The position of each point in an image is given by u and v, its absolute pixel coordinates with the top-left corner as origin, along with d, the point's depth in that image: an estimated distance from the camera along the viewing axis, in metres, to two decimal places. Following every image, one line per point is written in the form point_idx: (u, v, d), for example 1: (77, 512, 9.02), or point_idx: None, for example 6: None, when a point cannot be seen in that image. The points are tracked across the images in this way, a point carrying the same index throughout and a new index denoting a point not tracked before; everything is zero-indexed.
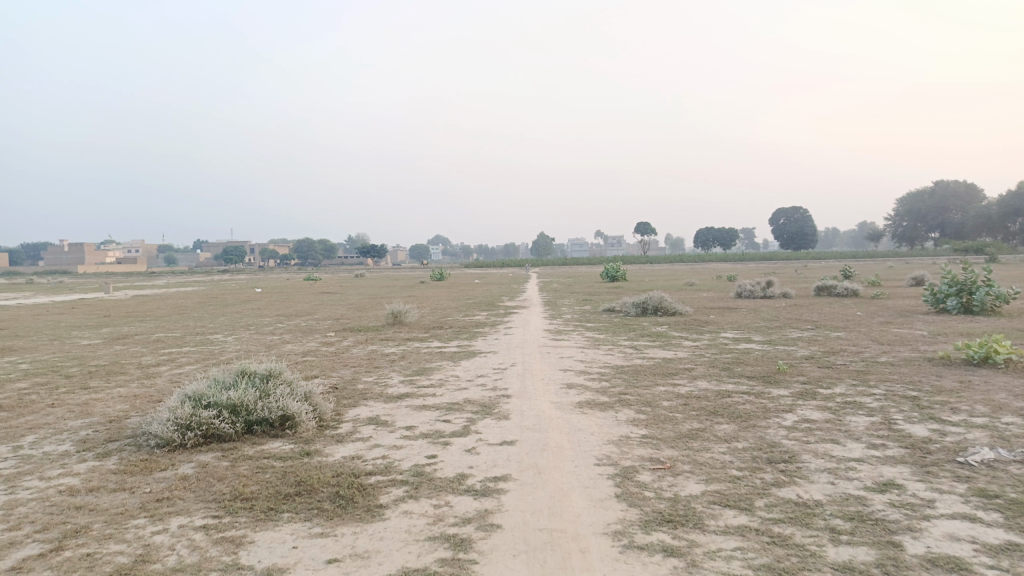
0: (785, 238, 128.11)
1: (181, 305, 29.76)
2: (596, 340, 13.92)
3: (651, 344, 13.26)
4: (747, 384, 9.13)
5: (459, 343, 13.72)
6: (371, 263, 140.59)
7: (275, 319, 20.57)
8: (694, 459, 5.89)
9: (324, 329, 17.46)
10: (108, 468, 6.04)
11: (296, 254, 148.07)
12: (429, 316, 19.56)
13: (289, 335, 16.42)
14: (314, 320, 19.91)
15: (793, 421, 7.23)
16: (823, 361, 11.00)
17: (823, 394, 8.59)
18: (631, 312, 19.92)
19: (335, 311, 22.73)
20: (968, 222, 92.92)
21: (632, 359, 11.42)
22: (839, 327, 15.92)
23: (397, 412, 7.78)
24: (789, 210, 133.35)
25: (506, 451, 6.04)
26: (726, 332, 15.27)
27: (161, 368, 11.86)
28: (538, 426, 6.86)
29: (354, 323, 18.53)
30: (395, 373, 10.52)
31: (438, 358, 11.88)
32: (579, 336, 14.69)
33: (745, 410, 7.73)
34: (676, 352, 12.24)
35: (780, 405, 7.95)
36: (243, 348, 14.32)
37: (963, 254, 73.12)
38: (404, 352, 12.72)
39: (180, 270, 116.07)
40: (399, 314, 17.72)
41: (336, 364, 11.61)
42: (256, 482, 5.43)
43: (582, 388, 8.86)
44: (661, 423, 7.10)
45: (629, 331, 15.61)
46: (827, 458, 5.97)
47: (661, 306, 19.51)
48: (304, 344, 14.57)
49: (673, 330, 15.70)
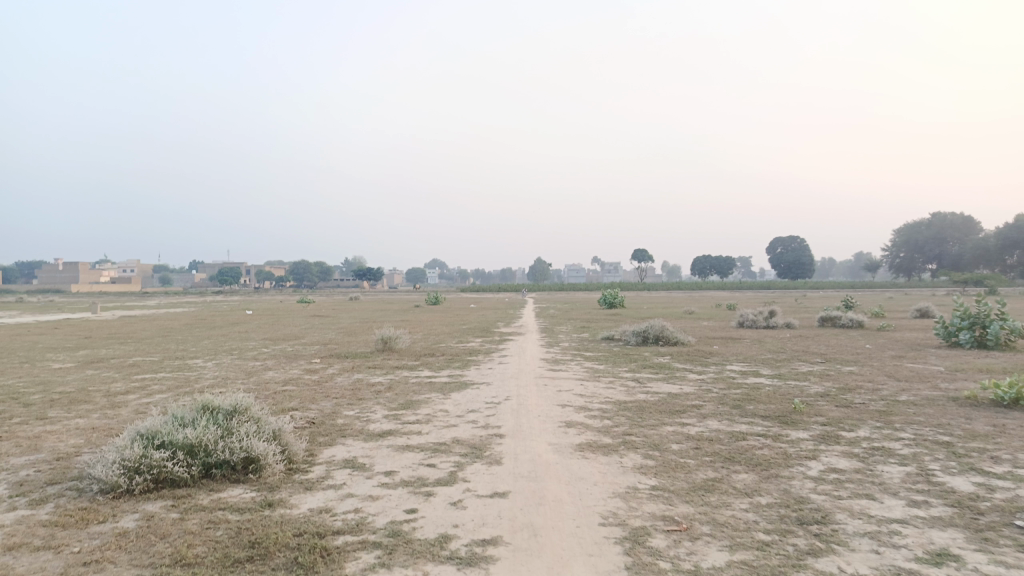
0: (782, 267, 127.79)
1: (167, 326, 28.97)
2: (596, 371, 13.14)
3: (655, 378, 12.49)
4: (762, 426, 8.37)
5: (451, 373, 12.94)
6: (367, 286, 139.92)
7: (260, 343, 19.76)
8: (713, 519, 5.12)
9: (311, 355, 16.68)
10: (38, 519, 5.23)
11: (291, 276, 147.24)
12: (421, 343, 18.77)
13: (272, 361, 15.61)
14: (301, 345, 19.12)
15: (818, 472, 6.46)
16: (839, 399, 10.25)
17: (847, 438, 7.83)
18: (631, 341, 19.17)
19: (325, 336, 21.95)
20: (966, 253, 92.67)
21: (635, 394, 10.66)
22: (850, 361, 15.19)
23: (377, 453, 6.99)
24: (785, 240, 133.34)
25: (497, 506, 5.26)
26: (732, 364, 14.53)
27: (129, 396, 11.03)
28: (534, 474, 6.09)
29: (342, 349, 17.74)
30: (379, 406, 9.72)
31: (426, 389, 11.09)
32: (578, 366, 13.91)
33: (764, 456, 6.96)
34: (682, 386, 11.49)
35: (802, 452, 7.19)
36: (222, 374, 13.52)
37: (962, 286, 72.69)
38: (391, 382, 11.93)
39: (173, 291, 115.46)
40: (388, 340, 16.94)
41: (317, 394, 10.82)
42: (204, 543, 4.63)
43: (582, 427, 8.09)
44: (672, 472, 6.33)
45: (630, 362, 14.85)
46: (865, 520, 5.20)
47: (663, 335, 18.78)
48: (286, 371, 13.77)
49: (676, 361, 14.95)
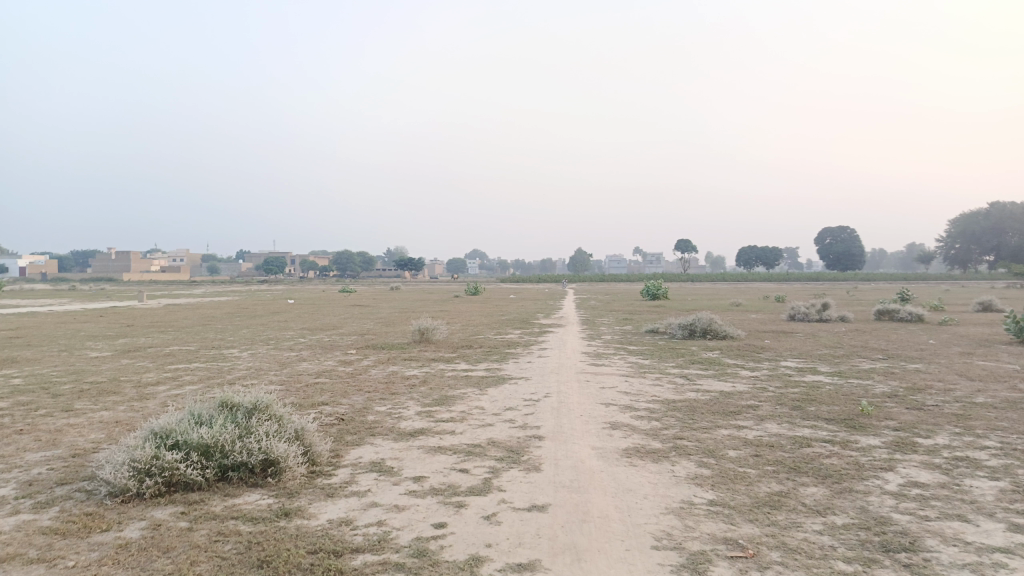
0: (830, 258, 124.37)
1: (209, 315, 29.11)
2: (641, 366, 12.45)
3: (704, 374, 11.75)
4: (827, 431, 7.63)
5: (489, 367, 12.39)
6: (409, 276, 140.75)
7: (297, 333, 19.53)
8: (783, 544, 4.47)
9: (347, 346, 16.33)
10: (39, 525, 4.84)
11: (334, 266, 148.80)
12: (459, 334, 18.29)
13: (307, 352, 15.28)
14: (338, 335, 18.81)
15: (899, 487, 5.73)
16: (910, 401, 9.42)
17: (924, 446, 7.06)
18: (677, 335, 18.39)
19: (362, 326, 21.64)
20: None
21: (684, 392, 9.97)
22: (915, 358, 14.20)
23: (407, 455, 6.48)
24: (834, 231, 129.78)
25: (535, 522, 4.68)
26: (786, 360, 13.69)
27: (159, 387, 10.75)
28: (576, 485, 5.50)
29: (378, 340, 17.36)
30: (412, 402, 9.22)
31: (463, 384, 10.56)
32: (622, 361, 13.23)
33: (833, 467, 6.25)
34: (734, 384, 10.74)
35: (876, 462, 6.45)
36: (255, 365, 13.21)
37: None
38: (426, 376, 11.44)
39: (219, 280, 117.54)
40: (425, 331, 16.50)
41: (349, 388, 10.37)
42: (210, 559, 4.17)
43: (629, 429, 7.46)
44: (731, 483, 5.67)
45: (677, 356, 14.12)
46: (962, 548, 4.48)
47: (711, 328, 17.95)
48: (320, 363, 13.39)
49: (725, 357, 14.17)
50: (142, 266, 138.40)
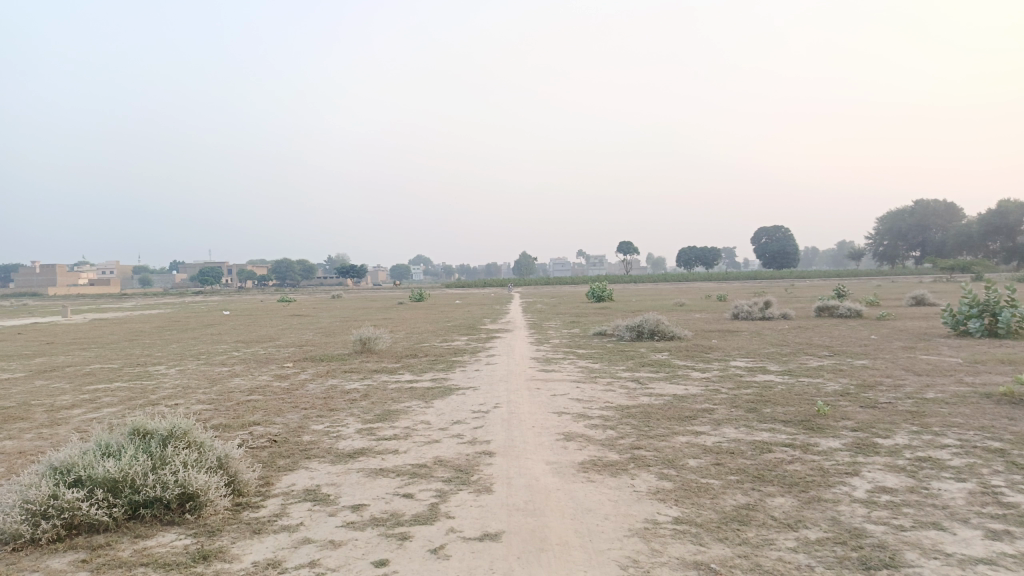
0: (767, 257, 127.60)
1: (138, 330, 27.67)
2: (592, 371, 12.11)
3: (656, 377, 11.48)
4: (786, 435, 7.38)
5: (434, 377, 11.85)
6: (351, 283, 138.58)
7: (231, 347, 18.60)
8: (758, 565, 4.11)
9: (284, 358, 15.55)
10: None
11: (274, 276, 145.37)
12: (402, 343, 17.68)
13: (241, 366, 14.46)
14: (275, 348, 17.96)
15: (867, 493, 5.45)
16: (863, 399, 9.29)
17: (885, 447, 6.86)
18: (624, 337, 18.18)
19: (301, 337, 20.83)
20: (949, 240, 92.68)
21: (637, 397, 9.65)
22: (859, 354, 14.26)
23: (346, 479, 5.92)
24: (769, 230, 133.23)
25: (488, 554, 4.21)
26: (736, 360, 13.56)
27: (73, 411, 9.86)
28: (532, 507, 5.05)
29: (318, 351, 16.63)
30: (352, 418, 8.63)
31: (406, 397, 10.01)
32: (572, 366, 12.87)
33: (798, 474, 5.97)
34: (687, 387, 10.48)
35: (840, 467, 6.20)
36: (183, 383, 12.36)
37: (948, 273, 72.42)
38: (367, 389, 10.84)
39: (150, 292, 113.36)
40: (367, 341, 15.85)
41: (284, 406, 9.70)
42: None
43: (584, 441, 7.06)
44: (695, 497, 5.31)
45: (626, 359, 13.84)
46: (944, 560, 4.19)
47: (658, 330, 17.80)
48: (255, 378, 12.62)
49: (675, 358, 13.97)
50: (68, 279, 132.42)
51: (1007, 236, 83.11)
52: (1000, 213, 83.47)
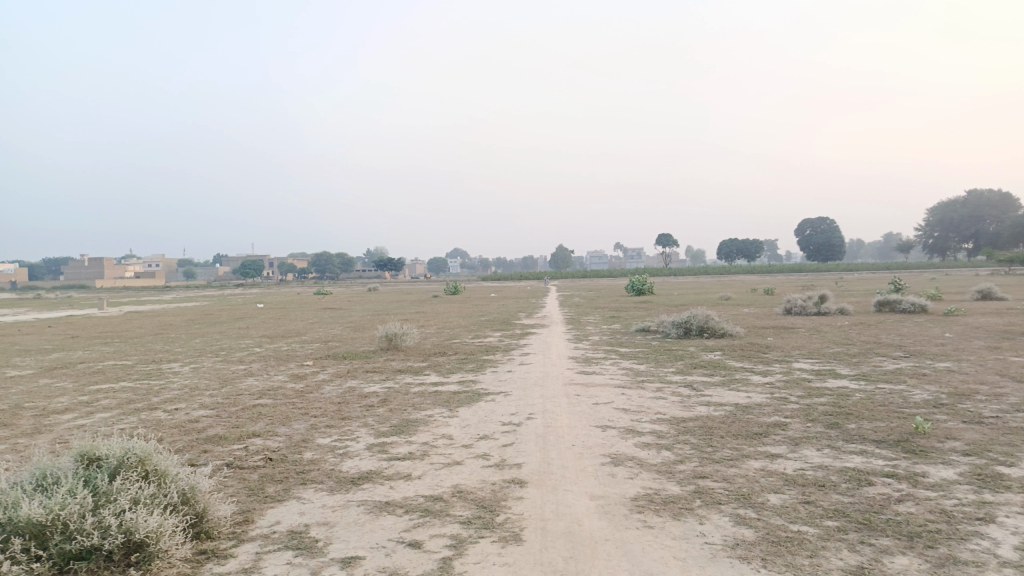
0: (811, 249, 123.99)
1: (166, 323, 27.12)
2: (638, 374, 10.82)
3: (711, 382, 10.13)
4: (884, 461, 6.01)
5: (461, 379, 10.67)
6: (388, 276, 138.72)
7: (254, 342, 17.71)
8: None
9: (306, 356, 14.57)
10: None
11: (312, 268, 146.40)
12: (432, 339, 16.59)
13: (259, 364, 13.50)
14: (299, 344, 17.00)
15: (1018, 552, 4.11)
16: (965, 412, 7.84)
17: (1017, 480, 5.47)
18: (670, 334, 16.81)
19: (329, 332, 19.89)
20: (1005, 231, 88.47)
21: (693, 407, 8.36)
22: (939, 355, 12.67)
23: (341, 517, 4.79)
24: (814, 222, 129.31)
25: None
26: (799, 362, 12.11)
27: (63, 417, 8.92)
28: (574, 569, 3.83)
29: (342, 348, 15.60)
30: (365, 430, 7.50)
31: (429, 403, 8.86)
32: (615, 367, 11.57)
33: (916, 520, 4.64)
34: (749, 395, 9.12)
35: (967, 509, 4.85)
36: (191, 383, 11.40)
37: (1008, 265, 68.88)
38: (388, 393, 9.72)
39: (189, 284, 114.68)
40: (393, 337, 14.79)
41: (291, 413, 8.62)
42: None
43: (636, 467, 5.81)
44: (789, 556, 4.03)
45: (675, 360, 12.50)
46: None
47: (708, 326, 16.39)
48: (269, 378, 11.61)
49: (729, 359, 12.57)
50: (113, 272, 134.95)
51: None
52: None
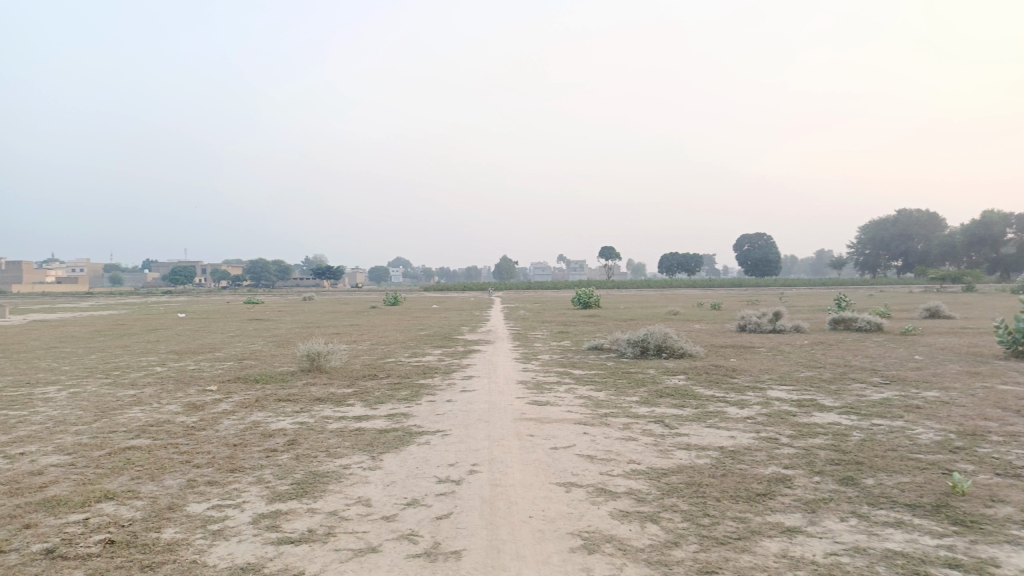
0: (749, 265, 126.12)
1: (70, 334, 24.44)
2: (598, 405, 9.31)
3: (684, 416, 8.69)
4: (934, 541, 4.61)
5: (391, 412, 8.96)
6: (328, 284, 135.17)
7: (158, 360, 15.54)
8: None
9: (213, 378, 12.57)
10: None
11: (247, 276, 141.77)
12: (363, 358, 14.79)
13: (153, 389, 11.46)
14: (210, 362, 14.95)
15: None
16: (993, 461, 6.55)
17: None
18: (626, 353, 15.42)
19: (248, 348, 17.86)
20: (933, 249, 91.36)
21: (672, 452, 6.88)
22: (921, 382, 11.56)
23: None
24: (752, 238, 131.48)
25: None
26: (774, 389, 10.82)
27: None
28: None
29: (257, 368, 13.67)
30: (257, 490, 5.74)
31: (347, 448, 7.13)
32: (570, 395, 10.03)
33: None
34: (733, 435, 7.69)
35: None
36: (59, 414, 9.36)
37: (939, 283, 70.50)
38: (298, 432, 7.96)
39: (112, 290, 108.84)
40: (317, 356, 12.97)
41: (168, 462, 6.77)
42: None
43: (619, 558, 4.23)
44: None
45: (636, 386, 11.06)
46: None
47: (666, 345, 15.05)
48: (159, 409, 9.65)
49: (697, 385, 11.21)
50: (32, 276, 127.68)
51: (991, 247, 81.61)
52: (985, 223, 81.33)
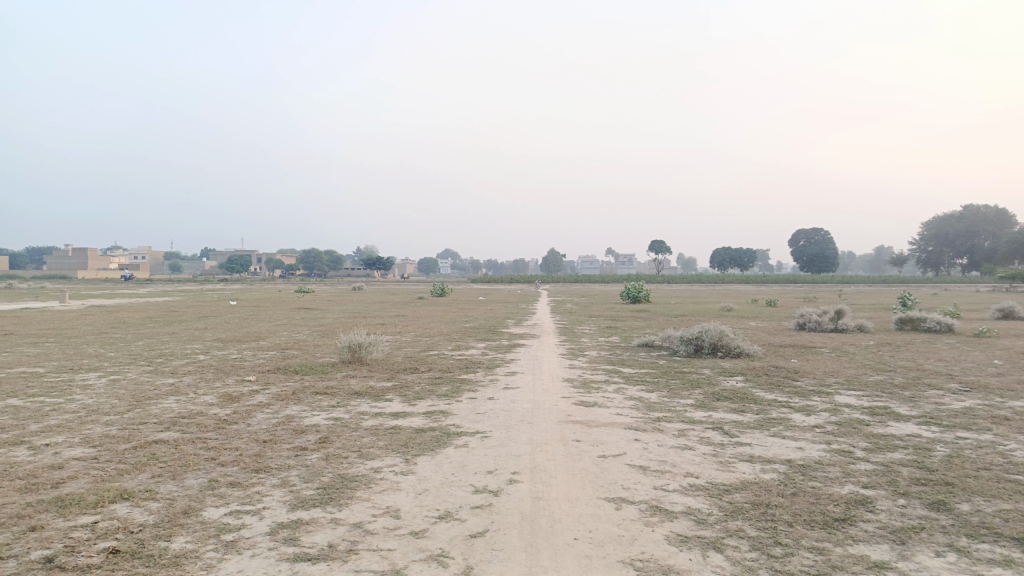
0: (805, 260, 122.66)
1: (122, 320, 24.75)
2: (650, 408, 8.68)
3: (744, 422, 8.00)
4: None
5: (430, 409, 8.48)
6: (377, 274, 136.43)
7: (202, 348, 15.43)
8: None
9: (252, 368, 12.33)
10: None
11: (300, 266, 144.15)
12: (405, 351, 14.40)
13: (191, 379, 11.25)
14: (252, 351, 14.76)
15: None
16: None
17: None
18: (679, 352, 14.69)
19: (292, 337, 17.68)
20: (1002, 246, 87.21)
21: (733, 465, 6.22)
22: (1006, 390, 10.58)
23: None
24: (808, 233, 127.83)
25: None
26: (842, 394, 10.00)
27: None
28: None
29: (298, 359, 13.40)
30: (279, 495, 5.30)
31: (381, 448, 6.67)
32: (620, 396, 9.41)
33: None
34: (801, 447, 6.97)
35: None
36: (93, 403, 9.15)
37: (1009, 282, 67.16)
38: (332, 429, 7.54)
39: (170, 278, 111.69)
40: (358, 348, 12.62)
41: (193, 459, 6.42)
42: None
43: None
44: None
45: (691, 387, 10.36)
46: None
47: (722, 344, 14.25)
48: (193, 400, 9.38)
49: (756, 388, 10.46)
50: (96, 264, 132.18)
51: None
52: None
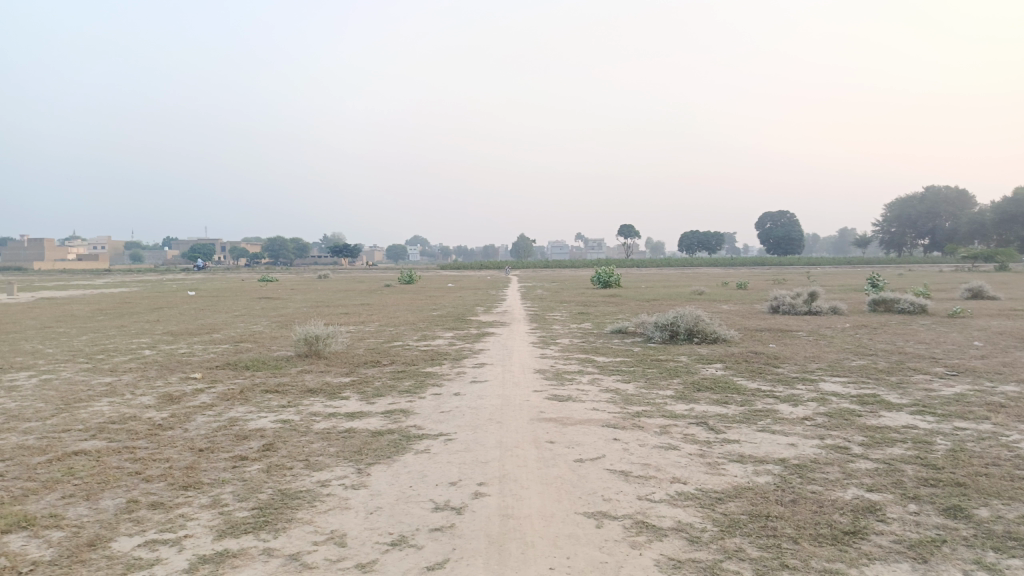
0: (771, 242, 123.69)
1: (70, 312, 23.49)
2: (628, 401, 8.06)
3: (730, 416, 7.43)
4: None
5: (390, 408, 7.77)
6: (344, 261, 134.45)
7: (149, 342, 14.49)
8: None
9: (201, 364, 11.47)
10: None
11: (265, 254, 141.62)
12: (367, 342, 13.62)
13: (132, 377, 10.37)
14: (203, 345, 13.86)
15: None
16: None
17: None
18: (653, 338, 14.13)
19: (249, 329, 16.76)
20: (961, 227, 88.51)
21: (723, 467, 5.62)
22: (992, 374, 10.20)
23: None
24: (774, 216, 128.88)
25: None
26: (828, 382, 9.51)
27: None
28: None
29: (251, 352, 12.55)
30: (206, 520, 4.54)
31: (331, 456, 5.94)
32: (595, 389, 8.78)
33: None
34: (793, 443, 6.41)
35: None
36: (15, 407, 8.26)
37: (970, 262, 68.21)
38: (278, 434, 6.78)
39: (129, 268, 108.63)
40: (314, 340, 11.83)
41: (115, 474, 5.62)
42: None
43: None
44: None
45: (669, 377, 9.79)
46: None
47: (698, 329, 13.73)
48: (129, 401, 8.53)
49: (738, 376, 9.91)
50: (53, 254, 128.23)
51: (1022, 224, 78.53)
52: (1017, 200, 78.44)
